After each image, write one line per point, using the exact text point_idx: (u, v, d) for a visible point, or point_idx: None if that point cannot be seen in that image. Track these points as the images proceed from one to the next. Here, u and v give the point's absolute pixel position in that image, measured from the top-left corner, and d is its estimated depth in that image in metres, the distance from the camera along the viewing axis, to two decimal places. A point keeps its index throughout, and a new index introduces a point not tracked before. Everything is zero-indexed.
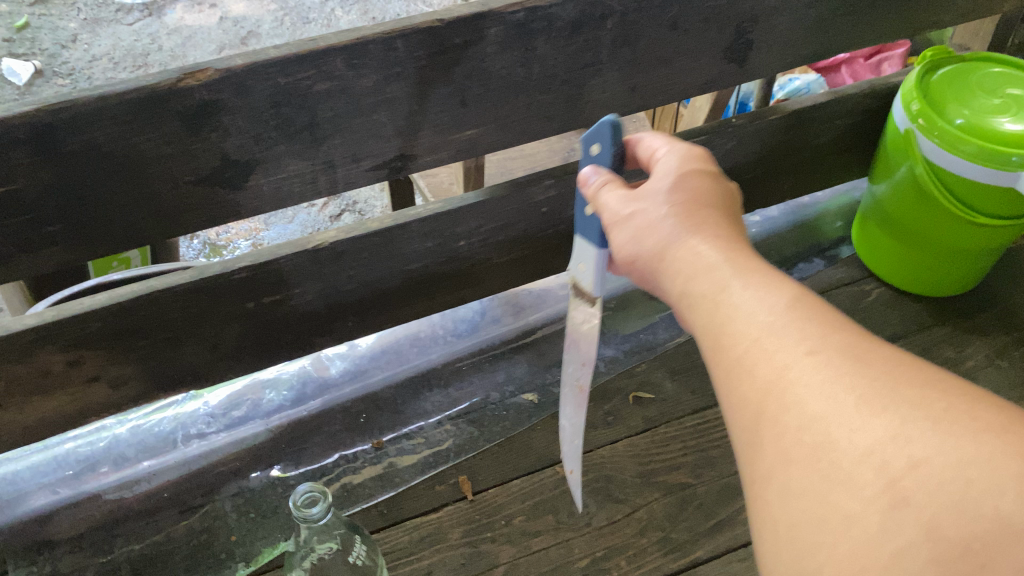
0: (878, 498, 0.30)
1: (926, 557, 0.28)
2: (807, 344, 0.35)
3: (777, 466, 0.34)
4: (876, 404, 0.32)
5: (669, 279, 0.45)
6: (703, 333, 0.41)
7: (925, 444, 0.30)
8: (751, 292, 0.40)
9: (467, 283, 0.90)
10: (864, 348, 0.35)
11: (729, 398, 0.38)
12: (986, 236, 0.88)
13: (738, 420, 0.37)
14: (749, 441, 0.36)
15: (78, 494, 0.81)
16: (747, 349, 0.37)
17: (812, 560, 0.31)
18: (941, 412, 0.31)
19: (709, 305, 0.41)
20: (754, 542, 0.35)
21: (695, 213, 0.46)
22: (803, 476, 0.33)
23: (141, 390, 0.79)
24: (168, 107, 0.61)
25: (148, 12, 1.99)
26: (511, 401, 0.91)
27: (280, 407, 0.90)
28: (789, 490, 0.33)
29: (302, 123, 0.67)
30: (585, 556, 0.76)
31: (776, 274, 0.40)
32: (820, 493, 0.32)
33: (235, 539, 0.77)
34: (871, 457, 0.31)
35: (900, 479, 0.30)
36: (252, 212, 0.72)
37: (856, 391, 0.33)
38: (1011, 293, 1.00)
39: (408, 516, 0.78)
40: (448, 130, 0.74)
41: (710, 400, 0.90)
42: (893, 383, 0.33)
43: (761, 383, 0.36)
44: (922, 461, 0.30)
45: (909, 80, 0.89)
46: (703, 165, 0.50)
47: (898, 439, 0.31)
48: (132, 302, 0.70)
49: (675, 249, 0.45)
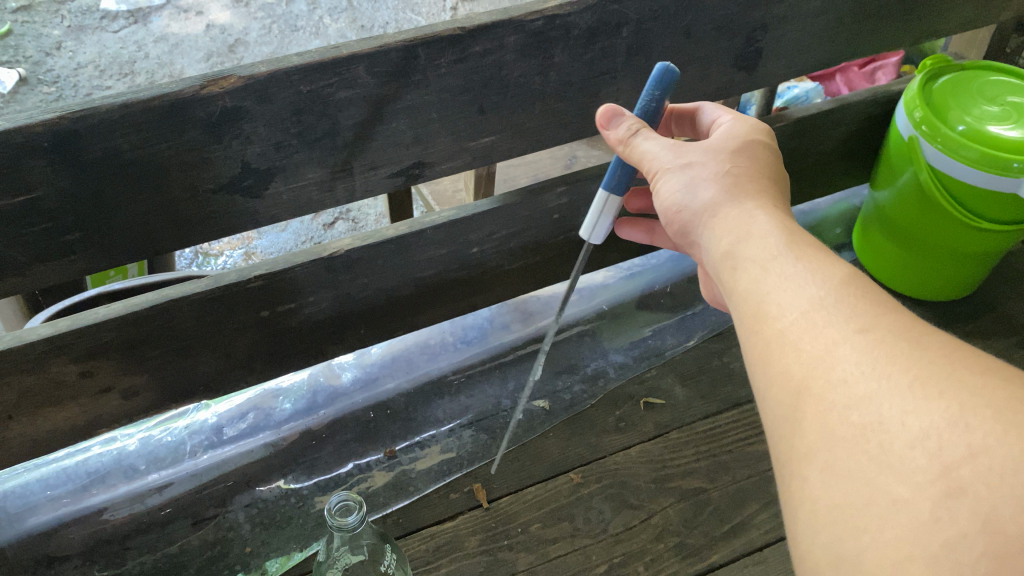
0: (931, 485, 0.30)
1: (979, 549, 0.28)
2: (860, 323, 0.36)
3: (821, 447, 0.34)
4: (933, 388, 0.32)
5: (716, 230, 0.49)
6: (744, 293, 0.43)
7: (984, 434, 0.30)
8: (801, 265, 0.42)
9: (477, 290, 0.90)
10: (917, 334, 0.35)
11: (770, 371, 0.39)
12: (988, 240, 0.90)
13: (781, 400, 0.37)
14: (788, 419, 0.37)
15: (88, 507, 0.80)
16: (794, 320, 0.39)
17: (855, 542, 0.31)
18: (1003, 402, 0.31)
19: (757, 268, 0.44)
20: (788, 522, 0.35)
21: (752, 179, 0.51)
22: (851, 457, 0.33)
23: (153, 400, 0.78)
24: (190, 114, 0.60)
25: (133, 19, 1.97)
26: (523, 408, 0.91)
27: (291, 417, 0.90)
28: (832, 471, 0.33)
29: (323, 131, 0.66)
30: (602, 562, 0.76)
31: (825, 255, 0.42)
32: (869, 475, 0.32)
33: (249, 551, 0.76)
34: (926, 442, 0.31)
35: (956, 467, 0.30)
36: (269, 220, 0.71)
37: (912, 373, 0.33)
38: (1009, 298, 1.02)
39: (424, 524, 0.78)
40: (465, 137, 0.74)
41: (720, 405, 0.90)
42: (952, 372, 0.33)
43: (809, 359, 0.37)
44: (981, 450, 0.30)
45: (912, 88, 0.90)
46: (764, 140, 0.56)
47: (955, 427, 0.31)
48: (149, 312, 0.70)
49: (727, 204, 0.49)
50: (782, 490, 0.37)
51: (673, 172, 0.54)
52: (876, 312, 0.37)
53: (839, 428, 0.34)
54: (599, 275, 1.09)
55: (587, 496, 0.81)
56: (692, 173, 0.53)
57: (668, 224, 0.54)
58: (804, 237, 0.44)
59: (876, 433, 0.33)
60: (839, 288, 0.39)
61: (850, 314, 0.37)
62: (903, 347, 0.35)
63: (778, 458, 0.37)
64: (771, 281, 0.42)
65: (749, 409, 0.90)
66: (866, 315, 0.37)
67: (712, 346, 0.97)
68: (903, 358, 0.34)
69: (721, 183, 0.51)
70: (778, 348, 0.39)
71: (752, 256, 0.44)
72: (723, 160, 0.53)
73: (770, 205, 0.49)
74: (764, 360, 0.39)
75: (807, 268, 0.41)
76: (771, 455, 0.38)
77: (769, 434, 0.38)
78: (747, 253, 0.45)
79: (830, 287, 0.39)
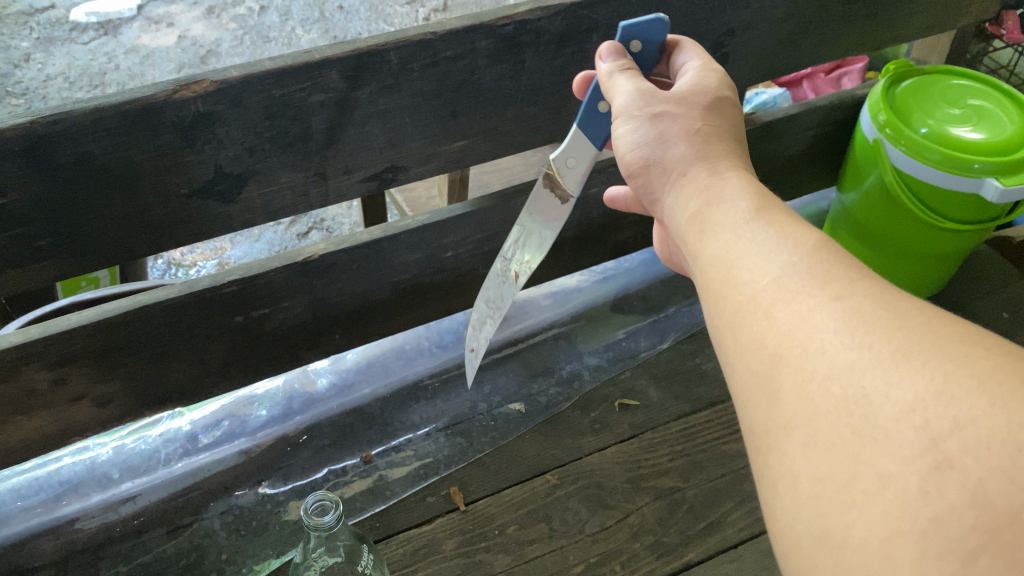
0: (918, 459, 0.29)
1: (969, 524, 0.27)
2: (837, 291, 0.35)
3: (801, 420, 0.33)
4: (915, 360, 0.31)
5: (686, 194, 0.48)
6: (715, 259, 0.42)
7: (970, 405, 0.29)
8: (774, 232, 0.41)
9: (452, 294, 0.91)
10: (897, 302, 0.34)
11: (745, 340, 0.37)
12: (952, 241, 0.92)
13: (756, 374, 0.36)
14: (764, 391, 0.36)
15: (61, 517, 0.79)
16: (769, 287, 0.38)
17: (838, 518, 0.30)
18: (988, 371, 0.29)
19: (730, 234, 0.43)
20: (766, 499, 0.34)
21: (721, 142, 0.51)
22: (832, 430, 0.32)
23: (126, 408, 0.78)
24: (163, 119, 0.60)
25: (103, 31, 1.95)
26: (499, 411, 0.92)
27: (267, 423, 0.90)
28: (813, 446, 0.32)
29: (296, 135, 0.67)
30: (579, 563, 0.76)
31: (797, 223, 0.41)
32: (851, 450, 0.31)
33: (225, 558, 0.76)
34: (911, 414, 0.30)
35: (944, 441, 0.29)
36: (242, 225, 0.71)
37: (893, 342, 0.32)
38: (974, 297, 1.05)
39: (401, 529, 0.78)
40: (439, 141, 0.75)
41: (693, 405, 0.91)
42: (935, 340, 0.31)
43: (784, 329, 0.36)
44: (969, 423, 0.28)
45: (876, 92, 0.92)
46: (730, 95, 0.55)
47: (941, 398, 0.30)
48: (122, 317, 0.69)
49: (697, 167, 0.49)
50: (757, 466, 0.36)
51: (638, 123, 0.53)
52: (852, 280, 0.36)
53: (819, 400, 0.33)
54: (572, 279, 1.10)
55: (564, 496, 0.81)
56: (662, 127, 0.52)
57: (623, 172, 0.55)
58: (776, 205, 0.44)
59: (858, 403, 0.31)
60: (813, 254, 0.38)
61: (826, 281, 0.36)
62: (881, 314, 0.34)
63: (753, 433, 0.36)
64: (742, 248, 0.41)
65: (724, 409, 0.91)
66: (842, 282, 0.36)
67: (685, 347, 0.98)
68: (884, 325, 0.33)
69: (692, 145, 0.51)
70: (752, 318, 0.38)
71: (723, 223, 0.44)
72: (694, 118, 0.52)
73: (738, 170, 0.49)
74: (740, 330, 0.38)
75: (782, 238, 0.40)
76: (745, 430, 0.37)
77: (742, 408, 0.37)
78: (717, 218, 0.45)
79: (805, 254, 0.38)
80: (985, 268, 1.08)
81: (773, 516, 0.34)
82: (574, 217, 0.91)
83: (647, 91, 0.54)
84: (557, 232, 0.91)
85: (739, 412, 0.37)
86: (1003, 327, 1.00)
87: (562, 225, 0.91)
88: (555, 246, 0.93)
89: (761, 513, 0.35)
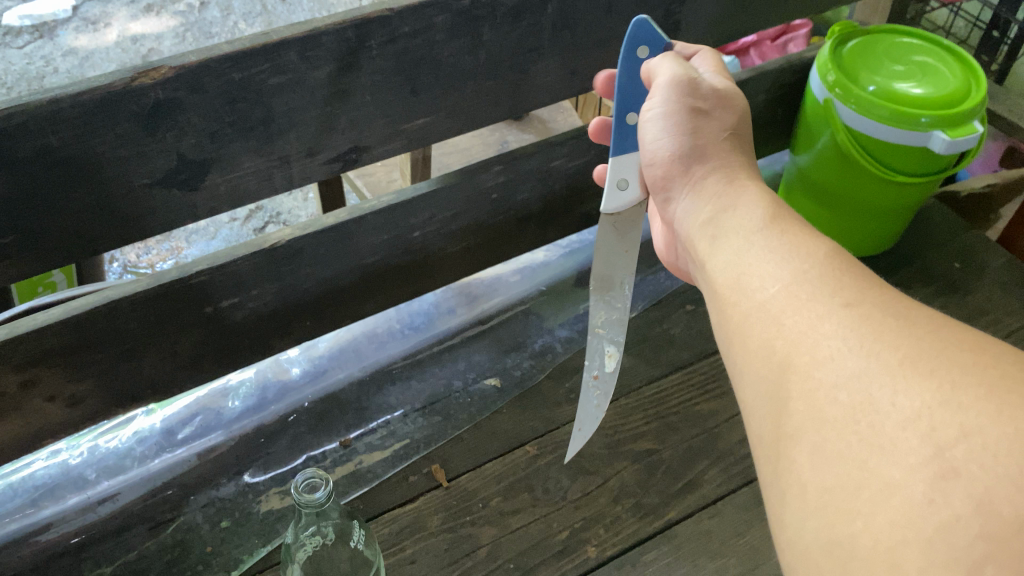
0: (925, 466, 0.31)
1: (974, 532, 0.29)
2: (846, 298, 0.39)
3: (811, 429, 0.35)
4: (922, 367, 0.34)
5: (705, 198, 0.55)
6: (727, 266, 0.47)
7: (977, 413, 0.31)
8: (788, 244, 0.44)
9: (422, 274, 0.91)
10: (901, 312, 0.37)
11: (758, 346, 0.41)
12: (901, 193, 0.95)
13: (767, 379, 0.39)
14: (775, 397, 0.38)
15: (37, 521, 0.77)
16: (781, 293, 0.42)
17: (846, 526, 0.32)
18: (994, 379, 0.32)
19: (744, 239, 0.48)
20: (774, 504, 0.37)
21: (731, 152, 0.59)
22: (841, 437, 0.34)
23: (100, 406, 0.77)
24: (123, 108, 0.59)
25: (38, 34, 1.88)
26: (475, 388, 0.92)
27: (242, 415, 0.89)
28: (820, 455, 0.34)
29: (258, 118, 0.66)
30: (564, 529, 0.77)
31: (808, 237, 0.45)
32: (860, 458, 0.33)
33: (210, 550, 0.75)
34: (917, 422, 0.32)
35: (949, 449, 0.31)
36: (208, 212, 0.71)
37: (901, 351, 0.35)
38: (925, 249, 1.08)
39: (385, 509, 0.78)
40: (400, 119, 0.75)
41: (665, 369, 0.93)
42: (942, 352, 0.34)
43: (794, 337, 0.39)
44: (975, 431, 0.30)
45: (823, 53, 0.94)
46: (736, 104, 0.63)
47: (947, 406, 0.32)
48: (90, 314, 0.68)
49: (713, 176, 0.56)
50: (767, 471, 0.38)
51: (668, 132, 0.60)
52: (861, 291, 0.39)
53: (828, 408, 0.35)
54: (539, 254, 1.12)
55: (544, 466, 0.83)
56: (690, 122, 0.60)
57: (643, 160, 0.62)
58: (788, 222, 0.47)
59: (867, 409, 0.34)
60: (824, 264, 0.42)
61: (836, 290, 0.40)
62: (890, 324, 0.36)
63: (766, 444, 0.38)
64: (756, 255, 0.46)
65: (693, 371, 0.93)
66: (852, 293, 0.39)
67: (652, 314, 1.00)
68: (892, 336, 0.36)
69: (708, 153, 0.58)
70: (768, 326, 0.41)
71: (737, 233, 0.49)
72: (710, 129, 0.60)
73: (750, 178, 0.56)
74: (755, 339, 0.41)
75: (791, 257, 0.43)
76: (758, 441, 0.39)
77: (756, 418, 0.40)
78: (730, 226, 0.50)
79: (816, 262, 0.42)
80: (934, 221, 1.12)
81: (782, 522, 0.36)
82: (538, 191, 0.92)
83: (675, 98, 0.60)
84: (522, 207, 0.92)
85: (749, 418, 0.40)
86: (953, 277, 1.04)
87: (526, 199, 0.92)
88: (520, 221, 0.94)
89: (769, 521, 0.37)
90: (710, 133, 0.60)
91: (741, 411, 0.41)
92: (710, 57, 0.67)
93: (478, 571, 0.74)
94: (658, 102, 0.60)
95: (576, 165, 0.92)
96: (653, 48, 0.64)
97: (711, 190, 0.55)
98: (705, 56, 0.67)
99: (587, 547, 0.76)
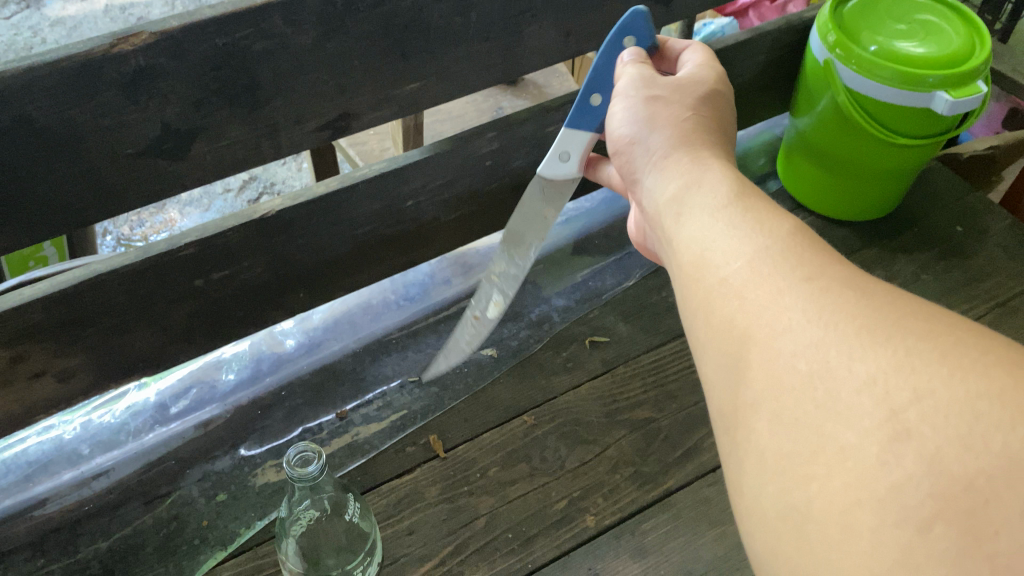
0: (878, 429, 0.29)
1: (925, 491, 0.27)
2: (806, 272, 0.36)
3: (768, 397, 0.34)
4: (877, 334, 0.32)
5: (666, 179, 0.51)
6: (691, 246, 0.44)
7: (931, 375, 0.29)
8: (750, 218, 0.42)
9: (416, 244, 0.90)
10: (860, 281, 0.35)
11: (717, 319, 0.38)
12: (903, 156, 0.94)
13: (727, 351, 0.37)
14: (734, 371, 0.36)
15: (31, 497, 0.77)
16: (740, 268, 0.39)
17: (802, 492, 0.31)
18: (949, 344, 0.30)
19: (708, 215, 0.44)
20: (735, 475, 0.35)
21: (705, 132, 0.54)
22: (798, 406, 0.32)
23: (92, 380, 0.76)
24: (104, 75, 0.58)
25: (24, 3, 1.84)
26: (472, 358, 0.92)
27: (237, 388, 0.88)
28: (779, 422, 0.33)
29: (244, 85, 0.65)
30: (562, 498, 0.77)
31: (771, 211, 0.42)
32: (815, 424, 0.31)
33: (206, 524, 0.75)
34: (872, 386, 0.30)
35: (903, 411, 0.29)
36: (195, 182, 0.69)
37: (857, 320, 0.33)
38: (926, 212, 1.07)
39: (382, 480, 0.78)
40: (390, 85, 0.73)
41: (663, 337, 0.92)
42: (898, 318, 0.32)
43: (753, 308, 0.37)
44: (928, 393, 0.29)
45: (824, 13, 0.92)
46: (719, 90, 0.59)
47: (902, 370, 0.30)
48: (77, 288, 0.67)
49: (677, 151, 0.52)
50: (727, 443, 0.36)
51: (630, 112, 0.57)
52: (822, 265, 0.37)
53: (785, 377, 0.33)
54: None
55: (542, 436, 0.82)
56: (654, 105, 0.56)
57: (610, 150, 0.59)
58: (755, 197, 0.44)
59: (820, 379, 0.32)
60: (788, 240, 0.39)
61: (797, 264, 0.37)
62: (848, 293, 0.34)
63: (724, 414, 0.37)
64: (720, 232, 0.42)
65: None
66: (812, 266, 0.37)
67: (650, 282, 0.99)
68: (850, 305, 0.34)
69: (674, 130, 0.54)
70: (725, 299, 0.38)
71: (700, 209, 0.45)
72: (681, 108, 0.56)
73: (719, 155, 0.51)
74: (716, 315, 0.39)
75: (753, 231, 0.41)
76: (718, 414, 0.37)
77: (715, 389, 0.38)
78: (694, 203, 0.46)
79: (779, 237, 0.39)
80: (935, 184, 1.11)
81: (742, 494, 0.34)
82: (533, 157, 0.90)
83: (638, 81, 0.58)
84: (517, 175, 0.91)
85: (710, 392, 0.38)
86: (956, 241, 1.03)
87: (521, 166, 0.90)
88: (515, 188, 0.92)
89: (730, 490, 0.36)
90: (673, 111, 0.55)
91: (703, 385, 0.39)
92: (704, 47, 0.64)
93: (476, 541, 0.74)
94: (623, 92, 0.58)
95: None
96: (640, 39, 0.63)
97: (674, 165, 0.51)
98: (698, 50, 0.64)
99: (586, 516, 0.76)
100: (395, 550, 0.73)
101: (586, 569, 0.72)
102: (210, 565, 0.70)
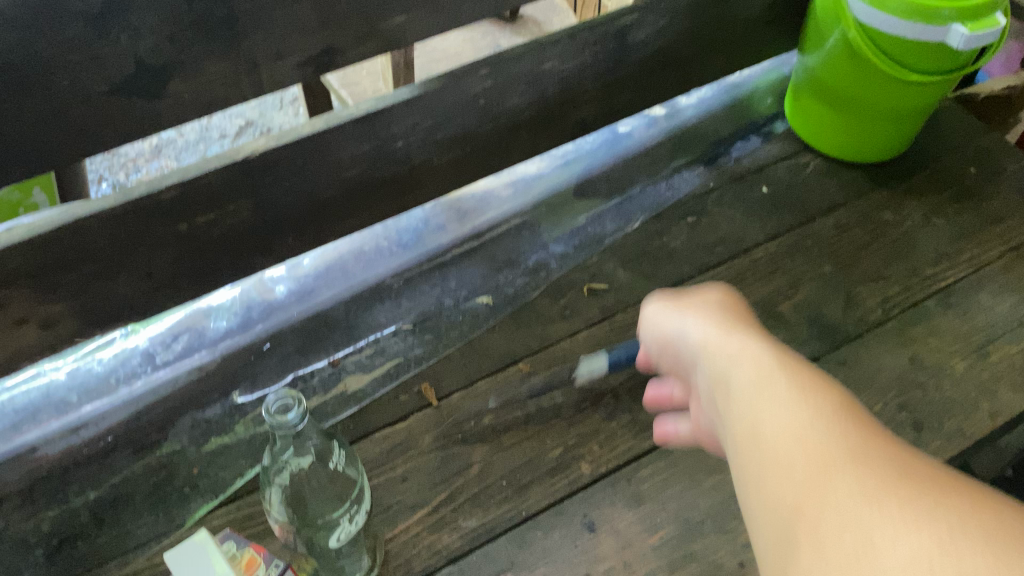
0: (847, 554, 0.34)
1: None
2: (824, 417, 0.41)
3: (781, 531, 0.38)
4: (865, 474, 0.37)
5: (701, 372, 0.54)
6: (727, 433, 0.47)
7: (898, 511, 0.34)
8: (787, 377, 0.46)
9: (409, 187, 0.87)
10: (875, 434, 0.40)
11: (747, 467, 0.43)
12: (916, 95, 0.90)
13: (752, 485, 0.42)
14: (758, 511, 0.41)
15: (19, 445, 0.76)
16: (764, 429, 0.43)
17: None
18: (933, 491, 0.35)
19: (723, 394, 0.49)
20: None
21: (731, 320, 0.56)
22: (801, 535, 0.37)
23: (76, 328, 0.74)
24: (69, 6, 0.55)
25: None
26: (466, 306, 0.90)
27: (226, 336, 0.87)
28: (783, 554, 0.37)
29: (219, 18, 0.62)
30: (557, 446, 0.75)
31: (803, 369, 0.46)
32: (806, 554, 0.36)
33: (197, 472, 0.74)
34: (852, 522, 0.35)
35: (875, 535, 0.34)
36: (174, 122, 0.67)
37: (856, 462, 0.38)
38: (938, 154, 1.03)
39: (375, 428, 0.77)
40: (375, 18, 0.70)
41: (663, 283, 0.90)
42: (900, 464, 0.37)
43: (776, 447, 0.42)
44: (894, 522, 0.34)
45: None
46: (721, 298, 0.61)
47: (879, 506, 0.35)
48: (55, 233, 0.65)
49: (710, 343, 0.54)
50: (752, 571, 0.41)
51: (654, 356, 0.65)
52: (841, 414, 0.42)
53: (789, 503, 0.39)
54: (533, 167, 1.08)
55: (538, 383, 0.80)
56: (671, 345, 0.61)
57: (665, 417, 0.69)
58: (792, 358, 0.48)
59: (824, 492, 0.37)
60: (813, 394, 0.44)
61: (822, 413, 0.42)
62: (856, 439, 0.39)
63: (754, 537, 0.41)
64: (741, 398, 0.47)
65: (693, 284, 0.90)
66: (832, 414, 0.42)
67: (651, 227, 0.96)
68: (860, 449, 0.38)
69: (694, 336, 0.57)
70: (755, 450, 0.43)
71: (729, 386, 0.49)
72: (695, 322, 0.58)
73: (751, 331, 0.53)
74: (745, 465, 0.43)
75: (790, 385, 0.45)
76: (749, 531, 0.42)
77: (739, 486, 0.44)
78: (716, 381, 0.50)
79: (806, 391, 0.44)
80: (949, 125, 1.07)
81: None
82: (528, 96, 0.87)
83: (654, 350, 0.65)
84: (512, 114, 0.88)
85: (744, 517, 0.43)
86: (968, 182, 1.00)
87: (516, 106, 0.87)
88: (510, 129, 0.89)
89: None
90: (693, 305, 0.60)
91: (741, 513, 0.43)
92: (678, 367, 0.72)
93: (470, 489, 0.72)
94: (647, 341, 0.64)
95: (568, 68, 0.87)
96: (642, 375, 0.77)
97: (712, 330, 0.55)
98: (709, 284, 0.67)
99: (581, 464, 0.74)
100: (387, 498, 0.72)
101: (581, 517, 0.71)
102: (200, 514, 0.69)
